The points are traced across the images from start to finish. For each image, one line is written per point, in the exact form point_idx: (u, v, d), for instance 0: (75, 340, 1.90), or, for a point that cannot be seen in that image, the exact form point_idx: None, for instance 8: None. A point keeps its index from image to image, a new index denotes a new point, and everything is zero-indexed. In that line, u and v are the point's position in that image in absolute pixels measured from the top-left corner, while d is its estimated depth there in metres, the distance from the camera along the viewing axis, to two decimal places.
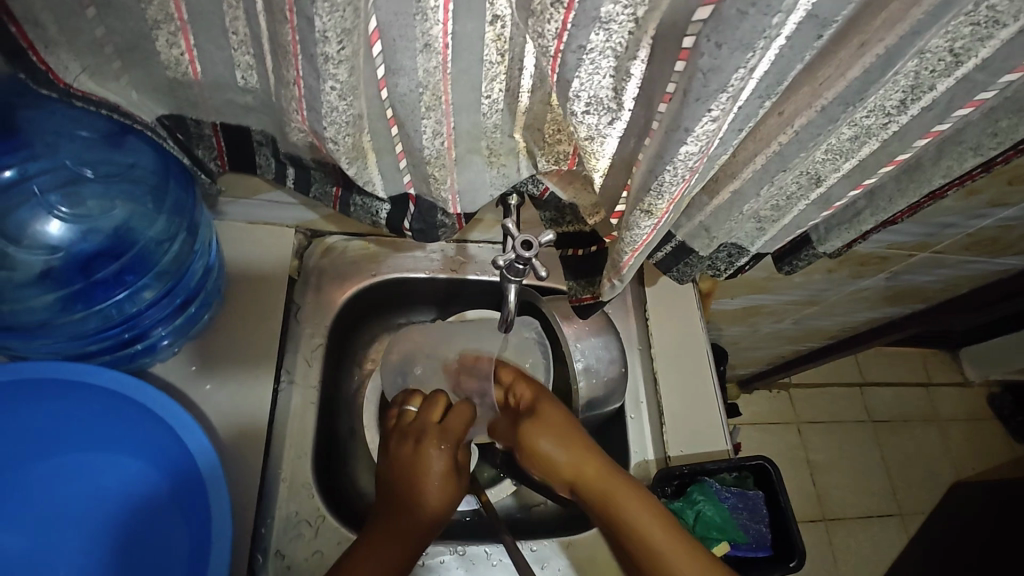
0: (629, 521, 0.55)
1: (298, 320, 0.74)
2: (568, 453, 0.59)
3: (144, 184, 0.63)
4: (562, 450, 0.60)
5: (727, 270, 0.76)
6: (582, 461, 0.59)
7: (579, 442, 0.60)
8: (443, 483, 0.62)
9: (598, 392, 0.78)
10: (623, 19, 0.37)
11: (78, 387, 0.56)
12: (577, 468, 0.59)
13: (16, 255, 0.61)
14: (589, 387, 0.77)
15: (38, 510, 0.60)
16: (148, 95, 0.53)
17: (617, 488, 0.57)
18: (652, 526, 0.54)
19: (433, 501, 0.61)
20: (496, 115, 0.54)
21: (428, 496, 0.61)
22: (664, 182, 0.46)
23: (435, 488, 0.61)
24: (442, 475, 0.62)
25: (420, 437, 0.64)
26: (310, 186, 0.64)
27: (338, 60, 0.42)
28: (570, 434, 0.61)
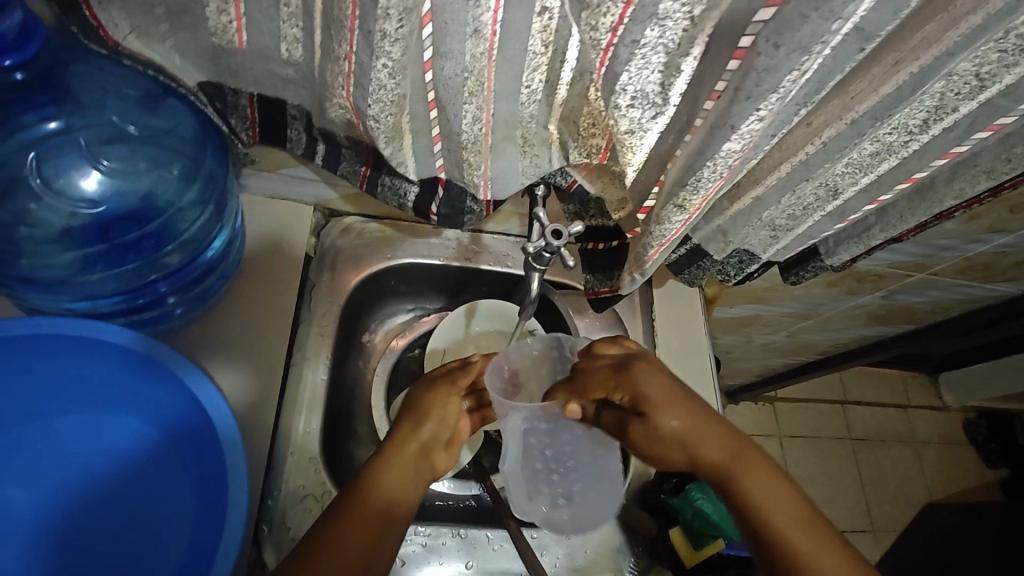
0: (774, 517, 0.53)
1: (313, 297, 0.74)
2: (686, 419, 0.57)
3: (173, 151, 0.62)
4: (688, 418, 0.57)
5: (736, 276, 0.77)
6: (698, 428, 0.57)
7: (706, 422, 0.57)
8: (447, 398, 0.59)
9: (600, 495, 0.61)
10: (679, 17, 0.38)
11: (97, 347, 0.56)
12: (708, 446, 0.57)
13: (39, 211, 0.59)
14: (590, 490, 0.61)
15: (47, 466, 0.60)
16: (191, 60, 0.54)
17: (756, 472, 0.56)
18: (799, 514, 0.54)
19: (384, 482, 0.53)
20: (534, 105, 0.55)
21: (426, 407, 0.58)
22: (702, 178, 0.48)
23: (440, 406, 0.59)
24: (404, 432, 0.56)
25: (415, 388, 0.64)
26: (339, 164, 0.65)
27: (395, 38, 0.43)
28: (695, 413, 0.58)
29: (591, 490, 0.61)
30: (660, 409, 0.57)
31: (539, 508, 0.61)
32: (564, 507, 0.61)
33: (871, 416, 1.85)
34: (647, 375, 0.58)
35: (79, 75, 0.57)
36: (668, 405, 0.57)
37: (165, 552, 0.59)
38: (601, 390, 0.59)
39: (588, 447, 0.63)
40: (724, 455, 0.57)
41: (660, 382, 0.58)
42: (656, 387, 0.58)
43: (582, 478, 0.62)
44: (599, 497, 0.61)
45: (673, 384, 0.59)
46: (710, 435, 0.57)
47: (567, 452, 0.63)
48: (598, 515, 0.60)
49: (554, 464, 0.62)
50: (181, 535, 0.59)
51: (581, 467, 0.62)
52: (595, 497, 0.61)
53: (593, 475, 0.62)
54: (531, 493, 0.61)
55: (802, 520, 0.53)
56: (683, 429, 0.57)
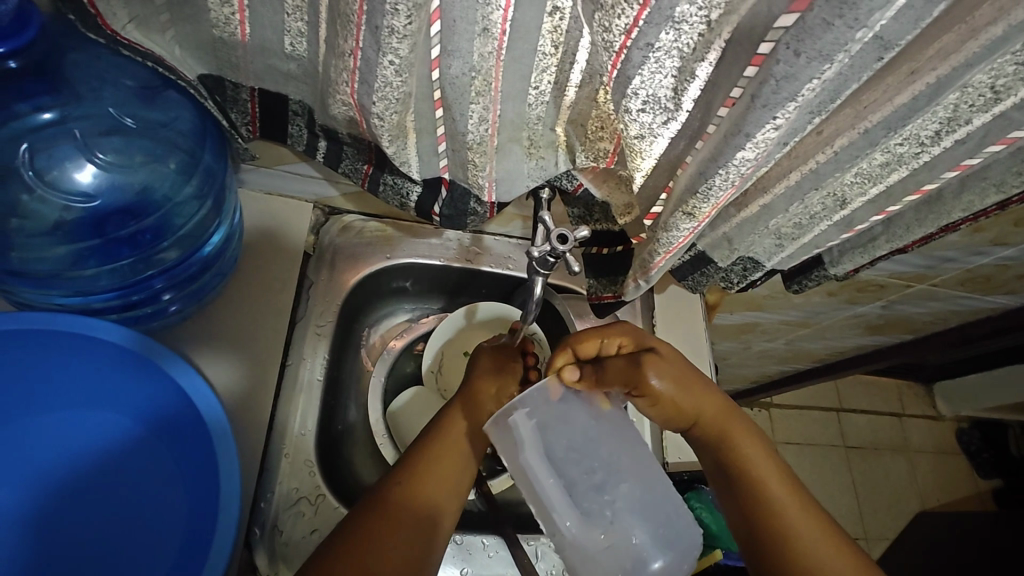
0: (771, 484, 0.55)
1: (310, 295, 0.73)
2: (682, 370, 0.59)
3: (170, 145, 0.60)
4: (687, 372, 0.59)
5: (739, 283, 0.77)
6: (694, 381, 0.59)
7: (706, 387, 0.59)
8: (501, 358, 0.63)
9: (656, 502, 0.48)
10: (695, 21, 0.38)
11: (93, 346, 0.55)
12: (706, 402, 0.59)
13: (31, 202, 0.58)
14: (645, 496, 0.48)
15: (33, 465, 0.59)
16: (191, 52, 0.53)
17: (747, 438, 0.58)
18: (785, 483, 0.55)
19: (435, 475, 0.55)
20: (541, 106, 0.54)
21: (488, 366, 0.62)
22: (713, 186, 0.46)
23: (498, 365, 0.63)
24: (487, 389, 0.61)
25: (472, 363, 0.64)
26: (341, 161, 0.64)
27: (403, 34, 0.42)
28: (699, 378, 0.60)
29: (656, 506, 0.48)
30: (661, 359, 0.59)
31: (602, 543, 0.46)
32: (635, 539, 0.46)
33: (865, 425, 1.85)
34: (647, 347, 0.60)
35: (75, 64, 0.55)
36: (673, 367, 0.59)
37: (155, 555, 0.58)
38: (595, 342, 0.59)
39: (623, 447, 0.50)
40: (721, 417, 0.59)
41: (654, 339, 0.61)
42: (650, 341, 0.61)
43: (637, 490, 0.48)
44: (657, 517, 0.47)
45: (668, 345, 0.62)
46: (706, 393, 0.59)
47: (605, 457, 0.49)
48: (675, 542, 0.47)
49: (598, 479, 0.47)
50: (172, 536, 0.58)
51: (629, 475, 0.49)
52: (663, 514, 0.48)
53: (646, 484, 0.49)
54: (588, 524, 0.46)
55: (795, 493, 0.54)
56: (682, 381, 0.58)
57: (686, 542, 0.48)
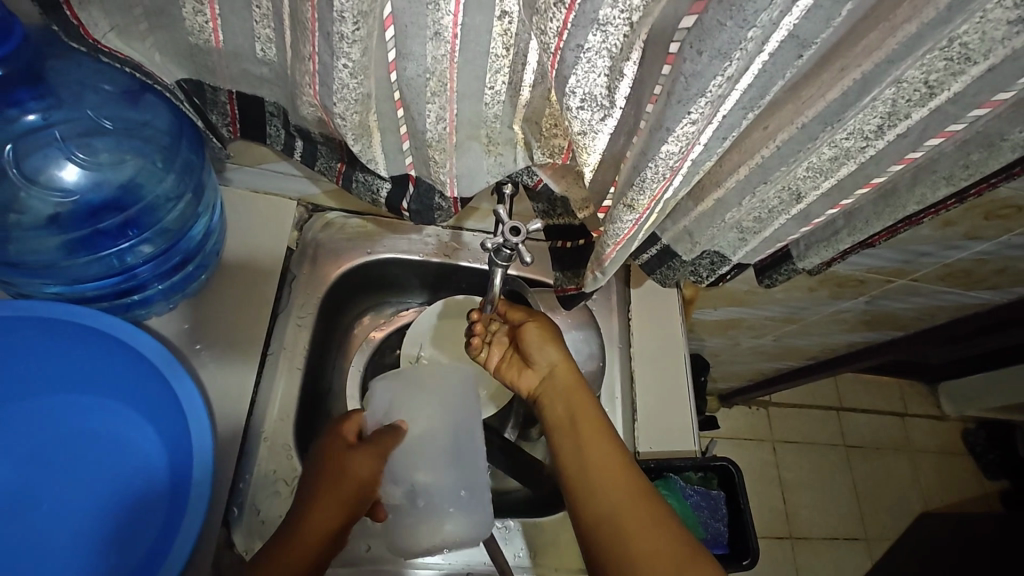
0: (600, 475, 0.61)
1: (293, 288, 0.76)
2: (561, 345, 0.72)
3: (154, 143, 0.64)
4: (559, 345, 0.72)
5: (709, 278, 0.79)
6: (570, 359, 0.71)
7: (570, 362, 0.71)
8: (345, 433, 0.61)
9: (468, 504, 0.58)
10: (619, 23, 0.41)
11: (81, 332, 0.59)
12: (563, 373, 0.70)
13: (28, 198, 0.63)
14: (460, 502, 0.58)
15: (30, 444, 0.64)
16: (171, 59, 0.57)
17: (590, 410, 0.67)
18: (607, 450, 0.63)
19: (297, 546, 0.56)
20: (498, 105, 0.56)
21: (337, 436, 0.61)
22: (647, 179, 0.49)
23: (344, 438, 0.61)
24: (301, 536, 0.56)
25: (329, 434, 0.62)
26: (316, 160, 0.67)
27: (352, 40, 0.46)
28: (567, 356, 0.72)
29: (454, 486, 0.58)
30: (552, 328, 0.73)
31: (398, 499, 0.57)
32: (423, 502, 0.57)
33: (864, 424, 1.84)
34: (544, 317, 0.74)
35: (64, 69, 0.60)
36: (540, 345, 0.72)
37: (143, 526, 0.63)
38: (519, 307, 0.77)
39: (455, 462, 0.59)
40: (575, 389, 0.69)
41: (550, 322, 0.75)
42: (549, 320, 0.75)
43: (443, 466, 0.58)
44: (462, 504, 0.58)
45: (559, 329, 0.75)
46: (568, 370, 0.70)
47: (433, 462, 0.57)
48: (472, 521, 0.58)
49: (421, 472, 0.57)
50: (158, 510, 0.63)
51: (454, 476, 0.58)
52: (469, 504, 0.58)
53: (464, 486, 0.58)
54: (394, 480, 0.57)
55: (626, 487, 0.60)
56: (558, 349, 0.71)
57: (479, 513, 0.59)
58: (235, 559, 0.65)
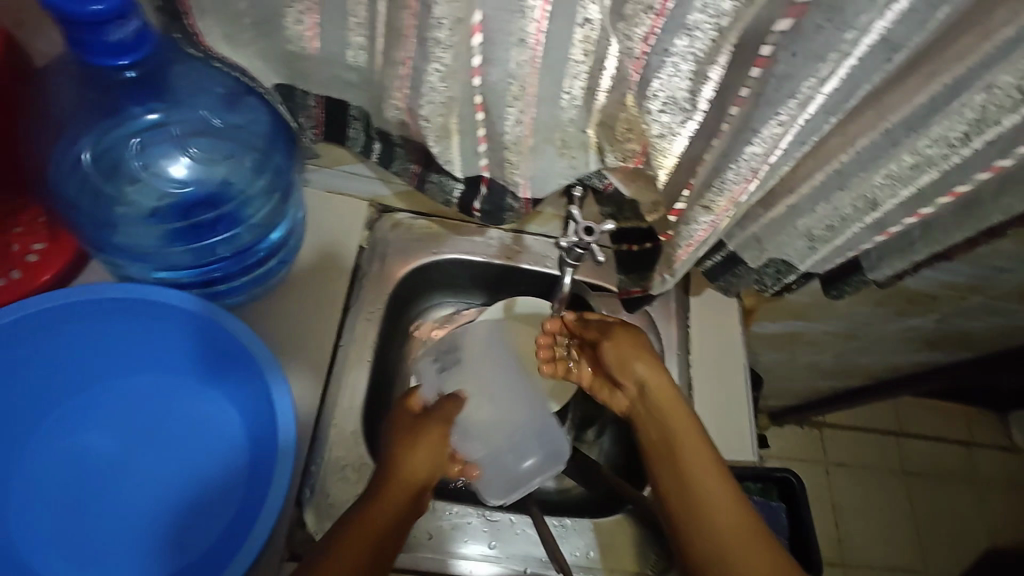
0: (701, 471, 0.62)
1: (362, 284, 0.79)
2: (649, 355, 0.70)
3: (249, 145, 0.69)
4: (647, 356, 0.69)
5: (773, 287, 0.78)
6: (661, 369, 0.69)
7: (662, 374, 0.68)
8: (413, 412, 0.64)
9: (545, 441, 0.66)
10: (707, 27, 0.42)
11: (180, 315, 0.64)
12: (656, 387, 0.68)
13: (132, 192, 0.67)
14: (535, 439, 0.66)
15: (126, 417, 0.69)
16: (268, 63, 0.60)
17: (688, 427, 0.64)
18: (710, 469, 0.61)
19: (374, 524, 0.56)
20: (574, 109, 0.57)
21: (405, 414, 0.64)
22: (727, 180, 0.52)
23: (411, 415, 0.63)
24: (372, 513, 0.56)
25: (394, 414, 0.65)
26: (392, 162, 0.71)
27: (446, 46, 0.49)
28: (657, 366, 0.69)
29: (524, 432, 0.66)
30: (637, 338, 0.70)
31: (479, 454, 0.65)
32: (501, 448, 0.65)
33: (927, 452, 1.75)
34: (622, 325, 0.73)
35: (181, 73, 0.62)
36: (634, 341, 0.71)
37: (220, 502, 0.66)
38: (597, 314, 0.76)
39: (521, 411, 0.66)
40: (668, 405, 0.67)
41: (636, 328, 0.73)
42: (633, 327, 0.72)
43: (514, 420, 0.66)
44: (539, 442, 0.66)
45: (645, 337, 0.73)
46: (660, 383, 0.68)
47: (504, 419, 0.65)
48: (549, 453, 0.66)
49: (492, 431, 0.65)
50: (233, 489, 0.67)
51: (523, 424, 0.66)
52: (543, 438, 0.66)
53: (533, 428, 0.66)
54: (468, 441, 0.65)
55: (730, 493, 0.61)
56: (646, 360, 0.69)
57: (549, 449, 0.67)
58: (306, 537, 0.68)
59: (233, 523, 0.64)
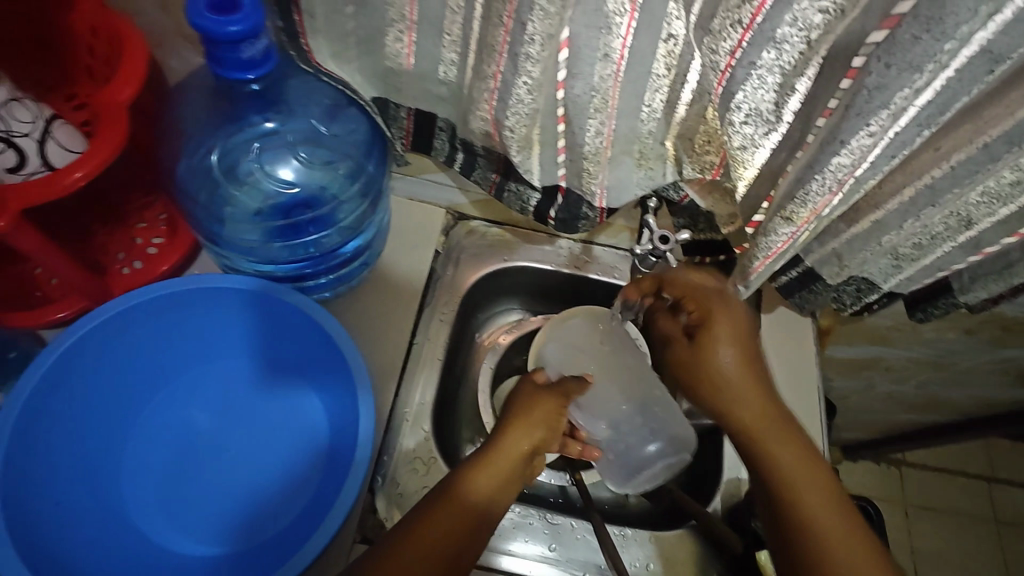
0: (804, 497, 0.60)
1: (437, 286, 0.84)
2: (737, 355, 0.67)
3: (347, 153, 0.74)
4: (731, 356, 0.67)
5: (852, 306, 0.75)
6: (747, 369, 0.67)
7: (755, 376, 0.67)
8: (526, 390, 0.71)
9: (668, 428, 0.73)
10: (796, 41, 0.43)
11: (278, 307, 0.69)
12: (745, 394, 0.66)
13: (237, 194, 0.73)
14: (660, 426, 0.73)
15: (225, 396, 0.75)
16: (367, 78, 0.66)
17: (775, 437, 0.63)
18: (808, 475, 0.61)
19: (454, 516, 0.59)
20: (654, 122, 0.60)
21: (524, 387, 0.72)
22: (811, 192, 0.52)
23: (526, 391, 0.71)
24: (443, 507, 0.59)
25: (518, 385, 0.74)
26: (473, 170, 0.74)
27: (536, 60, 0.52)
28: (747, 369, 0.67)
29: (650, 416, 0.73)
30: (714, 336, 0.68)
31: (602, 432, 0.74)
32: (624, 429, 0.73)
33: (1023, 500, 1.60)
34: (716, 290, 0.69)
35: (300, 85, 0.69)
36: (713, 358, 0.68)
37: (301, 484, 0.71)
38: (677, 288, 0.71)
39: (642, 395, 0.75)
40: (755, 411, 0.65)
41: (722, 318, 0.68)
42: (719, 320, 0.68)
43: (636, 404, 0.74)
44: (662, 427, 0.73)
45: (737, 329, 0.68)
46: (749, 386, 0.66)
47: (626, 402, 0.74)
48: (670, 440, 0.73)
49: (616, 410, 0.74)
50: (314, 471, 0.71)
51: (643, 410, 0.74)
52: (663, 424, 0.73)
53: (655, 414, 0.74)
54: (597, 417, 0.74)
55: (841, 512, 0.59)
56: (729, 364, 0.67)
57: (671, 437, 0.73)
58: (376, 522, 0.71)
59: (313, 504, 0.68)
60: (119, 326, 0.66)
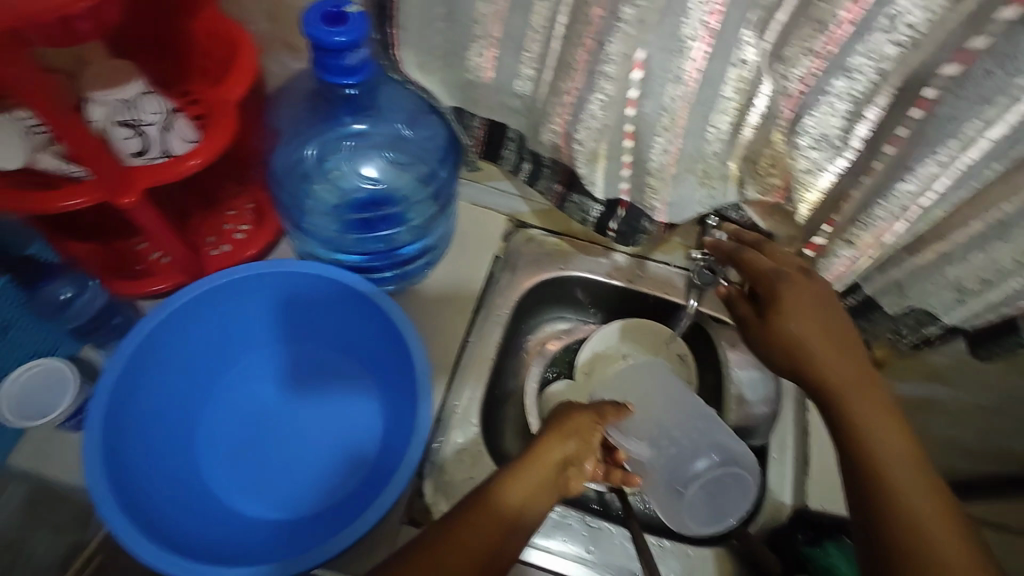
0: (903, 491, 0.53)
1: (495, 289, 0.87)
2: (819, 326, 0.62)
3: (420, 156, 0.79)
4: (807, 326, 0.62)
5: (911, 337, 0.75)
6: (831, 337, 0.62)
7: (839, 341, 0.62)
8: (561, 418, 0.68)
9: (716, 445, 0.71)
10: (869, 70, 0.46)
11: (349, 295, 0.74)
12: (826, 356, 0.61)
13: (318, 188, 0.79)
14: (707, 444, 0.72)
15: (293, 372, 0.81)
16: (447, 90, 0.70)
17: (860, 393, 0.59)
18: (892, 436, 0.57)
19: (471, 536, 0.56)
20: (718, 143, 0.61)
21: (559, 416, 0.68)
22: (874, 217, 0.56)
23: (560, 419, 0.67)
24: (463, 528, 0.57)
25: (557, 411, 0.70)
26: (538, 180, 0.78)
27: (610, 77, 0.57)
28: (828, 337, 0.62)
29: (698, 434, 0.73)
30: (789, 313, 0.63)
31: (644, 450, 0.72)
32: (671, 445, 0.72)
33: None
34: (800, 272, 0.64)
35: (389, 93, 0.75)
36: (812, 340, 0.62)
37: (356, 463, 0.75)
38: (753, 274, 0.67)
39: (688, 412, 0.75)
40: (838, 371, 0.61)
41: (799, 296, 0.63)
42: (794, 298, 0.63)
43: (683, 421, 0.74)
44: (712, 443, 0.72)
45: (817, 302, 0.63)
46: (832, 351, 0.61)
47: (671, 421, 0.74)
48: (722, 455, 0.70)
49: (660, 428, 0.74)
50: (369, 451, 0.76)
51: (690, 427, 0.74)
52: (714, 439, 0.72)
53: (702, 430, 0.73)
54: (630, 436, 0.73)
55: (935, 493, 0.53)
56: (803, 336, 0.62)
57: (722, 453, 0.71)
58: (422, 505, 0.75)
59: (370, 478, 0.73)
60: (210, 299, 0.72)
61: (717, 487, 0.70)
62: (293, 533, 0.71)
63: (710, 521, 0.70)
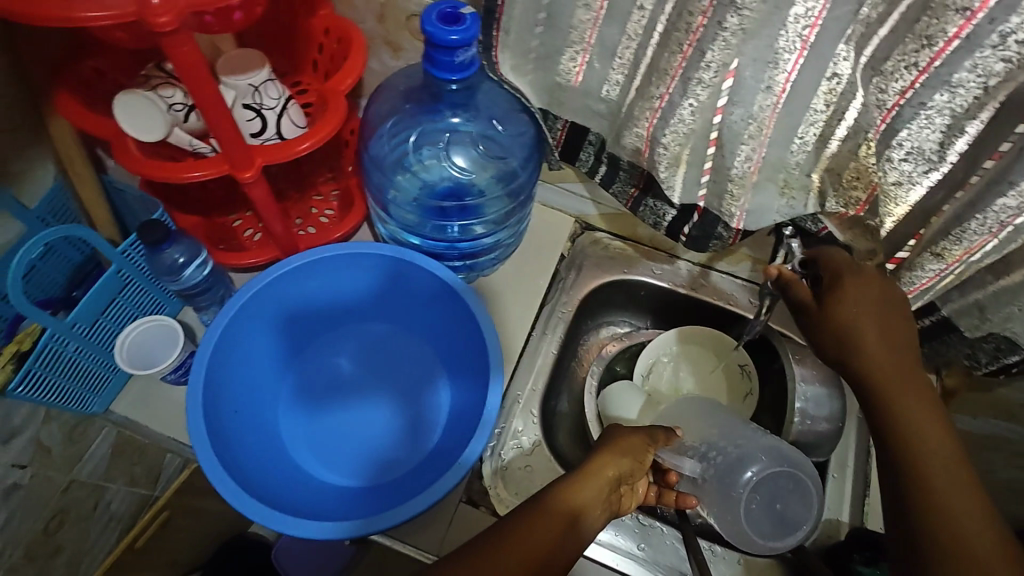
0: (941, 502, 0.55)
1: (559, 287, 0.90)
2: (879, 326, 0.62)
3: (503, 155, 0.83)
4: (859, 314, 0.63)
5: (987, 365, 0.72)
6: (889, 340, 0.62)
7: (894, 346, 0.62)
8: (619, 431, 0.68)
9: (768, 455, 0.70)
10: (973, 86, 0.48)
11: (429, 280, 0.78)
12: (877, 355, 0.62)
13: (403, 178, 0.83)
14: (756, 454, 0.71)
15: (367, 349, 0.86)
16: (536, 91, 0.72)
17: (912, 403, 0.60)
18: (938, 448, 0.58)
19: (539, 528, 0.56)
20: (803, 154, 0.62)
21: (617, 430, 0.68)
22: (969, 230, 0.58)
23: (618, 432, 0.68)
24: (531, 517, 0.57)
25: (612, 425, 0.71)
26: (614, 183, 0.81)
27: (705, 84, 0.59)
28: (879, 335, 0.62)
29: (746, 446, 0.72)
30: (842, 302, 0.63)
31: (691, 466, 0.71)
32: (720, 458, 0.72)
33: None
34: (874, 273, 0.64)
35: (488, 90, 0.78)
36: (867, 337, 0.62)
37: (422, 439, 0.80)
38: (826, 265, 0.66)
39: (734, 429, 0.75)
40: (886, 373, 0.61)
41: (862, 293, 0.63)
42: (857, 293, 0.63)
43: (733, 437, 0.74)
44: (764, 455, 0.70)
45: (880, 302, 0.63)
46: (884, 351, 0.62)
47: (720, 436, 0.74)
48: (773, 465, 0.69)
49: (709, 445, 0.74)
50: (434, 429, 0.80)
51: (739, 442, 0.73)
52: (764, 450, 0.71)
53: (751, 441, 0.72)
54: (682, 456, 0.72)
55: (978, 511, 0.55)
56: (855, 329, 0.62)
57: (773, 462, 0.70)
58: (480, 487, 0.77)
59: (437, 453, 0.77)
60: (303, 272, 0.77)
61: (771, 495, 0.69)
62: (362, 495, 0.75)
63: (773, 533, 0.68)
